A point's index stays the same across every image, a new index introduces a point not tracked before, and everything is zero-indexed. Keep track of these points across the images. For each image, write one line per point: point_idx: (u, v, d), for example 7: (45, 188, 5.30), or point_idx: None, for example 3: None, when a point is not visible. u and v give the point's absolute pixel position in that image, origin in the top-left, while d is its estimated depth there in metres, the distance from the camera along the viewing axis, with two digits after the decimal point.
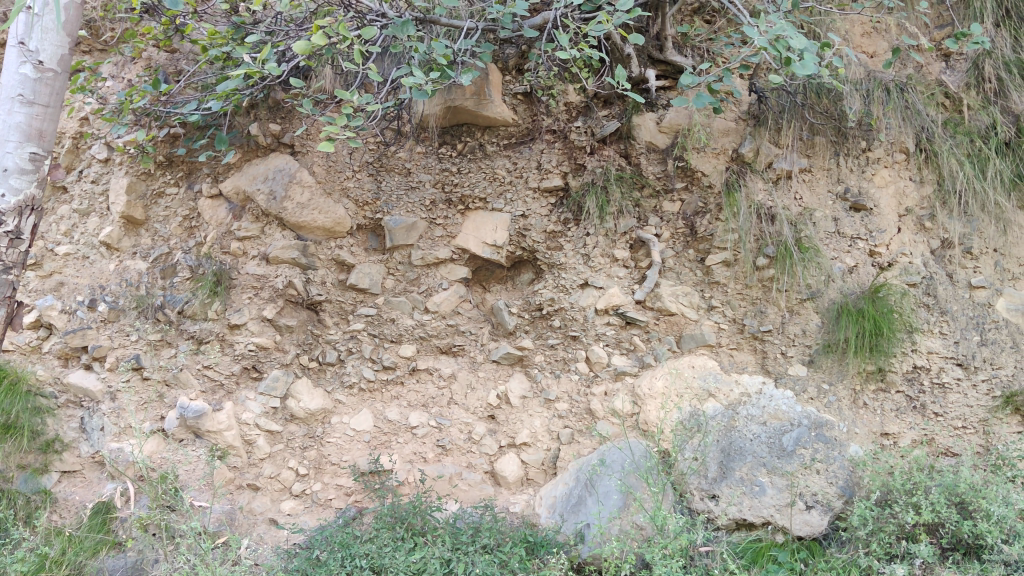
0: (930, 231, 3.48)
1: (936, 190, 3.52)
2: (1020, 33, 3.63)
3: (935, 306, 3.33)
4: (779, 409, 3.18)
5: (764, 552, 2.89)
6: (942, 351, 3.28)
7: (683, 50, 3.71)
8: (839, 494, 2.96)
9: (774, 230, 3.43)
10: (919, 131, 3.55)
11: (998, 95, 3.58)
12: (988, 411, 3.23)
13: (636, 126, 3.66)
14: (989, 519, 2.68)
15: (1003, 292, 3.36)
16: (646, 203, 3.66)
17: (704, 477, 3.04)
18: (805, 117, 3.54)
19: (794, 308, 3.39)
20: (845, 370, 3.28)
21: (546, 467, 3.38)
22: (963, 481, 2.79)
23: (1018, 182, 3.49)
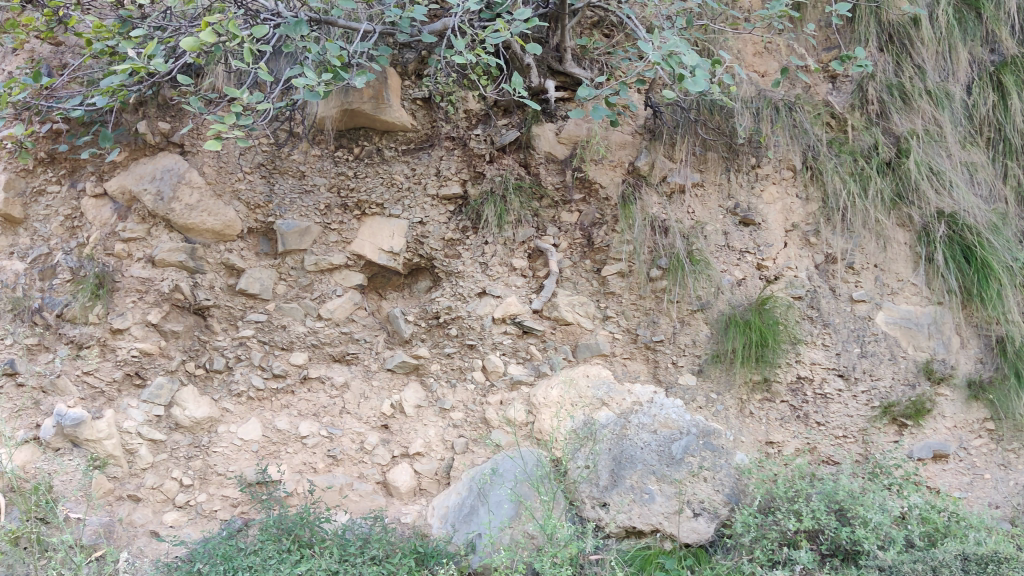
0: (814, 246, 3.58)
1: (820, 207, 3.62)
2: (902, 58, 3.77)
3: (818, 318, 3.43)
4: (669, 418, 3.23)
5: (652, 560, 2.93)
6: (824, 362, 3.37)
7: (582, 62, 3.72)
8: (725, 501, 3.01)
9: (667, 243, 3.49)
10: (805, 149, 3.67)
11: (880, 116, 3.72)
12: (867, 420, 3.32)
13: (535, 136, 3.66)
14: (866, 525, 2.77)
15: (882, 306, 3.47)
16: (544, 212, 3.67)
17: (596, 484, 3.04)
18: (697, 132, 3.62)
19: (685, 319, 3.46)
20: (732, 379, 3.37)
21: (439, 477, 3.33)
22: (842, 489, 2.90)
23: (898, 202, 3.59)
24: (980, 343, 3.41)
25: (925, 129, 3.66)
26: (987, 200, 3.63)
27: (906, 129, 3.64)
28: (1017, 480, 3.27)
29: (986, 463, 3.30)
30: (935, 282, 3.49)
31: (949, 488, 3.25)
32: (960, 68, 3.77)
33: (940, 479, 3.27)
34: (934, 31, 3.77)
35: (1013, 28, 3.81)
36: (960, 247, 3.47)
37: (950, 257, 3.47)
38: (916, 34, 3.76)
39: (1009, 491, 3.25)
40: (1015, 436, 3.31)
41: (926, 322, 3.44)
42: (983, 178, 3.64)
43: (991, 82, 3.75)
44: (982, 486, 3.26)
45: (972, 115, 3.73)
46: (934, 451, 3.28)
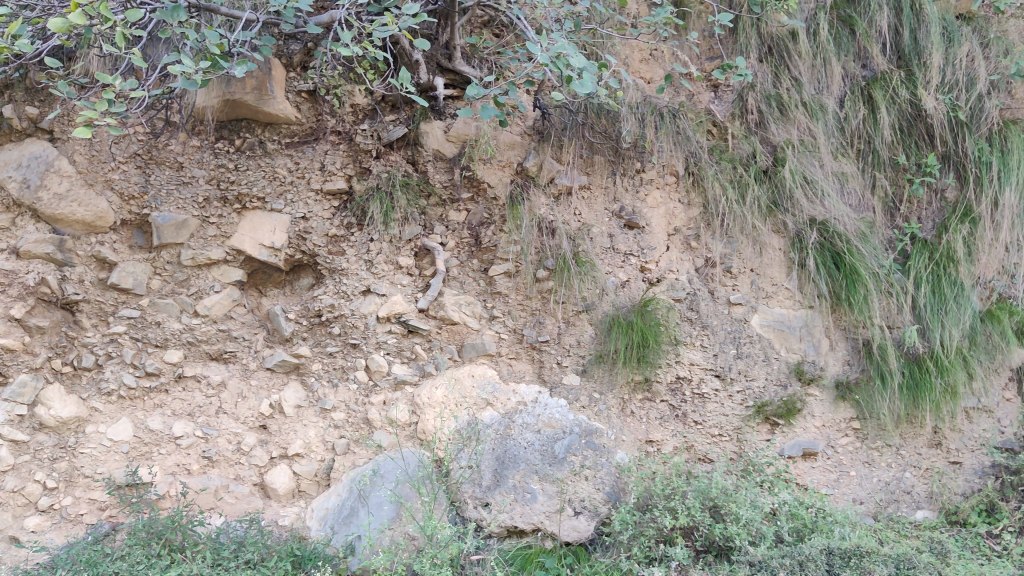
0: (695, 250, 3.67)
1: (701, 213, 3.71)
2: (779, 70, 3.90)
3: (697, 320, 3.51)
4: (553, 418, 3.25)
5: (533, 560, 2.94)
6: (702, 362, 3.45)
7: (471, 61, 3.70)
8: (605, 499, 3.05)
9: (554, 244, 3.51)
10: (687, 156, 3.74)
11: (758, 126, 3.83)
12: (741, 419, 3.42)
13: (423, 133, 3.62)
14: (738, 522, 2.84)
15: (757, 309, 3.58)
16: (431, 211, 3.63)
17: (478, 485, 3.02)
18: (584, 135, 3.65)
19: (570, 319, 3.49)
20: (615, 379, 3.42)
21: (319, 478, 3.27)
22: (716, 486, 2.97)
23: (774, 208, 3.70)
24: (847, 346, 3.57)
25: (800, 139, 3.79)
26: (856, 209, 3.78)
27: (782, 139, 3.76)
28: (880, 477, 3.42)
29: (852, 461, 3.45)
30: (807, 286, 3.62)
31: (817, 485, 3.38)
32: (834, 82, 3.91)
33: (809, 476, 3.40)
34: (810, 45, 3.90)
35: (884, 45, 3.99)
36: (830, 253, 3.62)
37: (821, 262, 3.61)
38: (794, 47, 3.88)
39: (873, 487, 3.40)
40: (878, 434, 3.47)
41: (798, 325, 3.56)
42: (853, 188, 3.79)
43: (862, 96, 3.91)
44: (848, 483, 3.40)
45: (844, 127, 3.88)
46: (803, 448, 3.41)
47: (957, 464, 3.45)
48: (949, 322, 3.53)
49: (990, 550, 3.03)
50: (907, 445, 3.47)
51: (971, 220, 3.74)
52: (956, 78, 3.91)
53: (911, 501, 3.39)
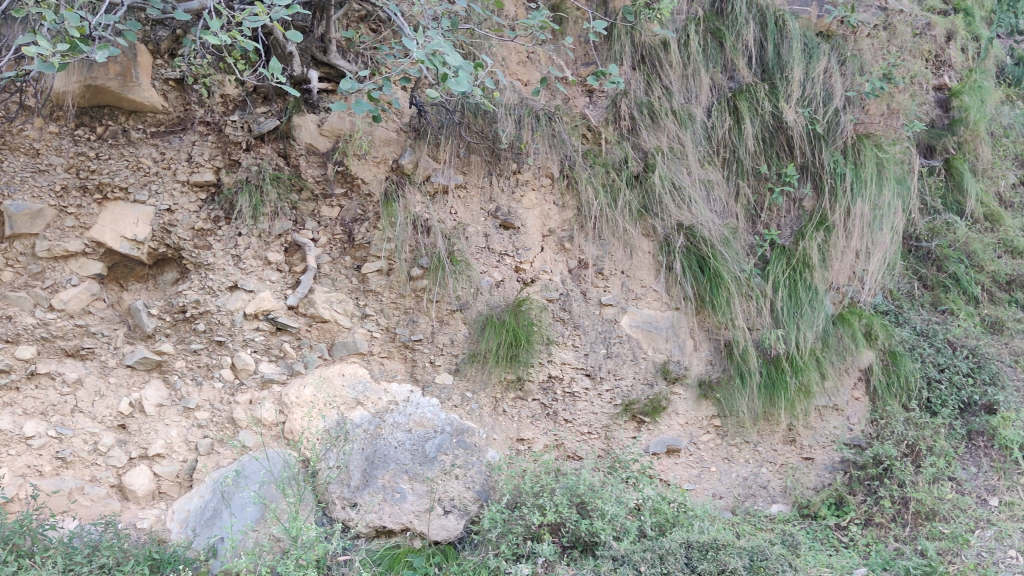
0: (568, 251, 3.72)
1: (575, 215, 3.75)
2: (652, 78, 3.99)
3: (569, 320, 3.58)
4: (424, 417, 3.25)
5: (401, 559, 2.94)
6: (573, 362, 3.52)
7: (346, 55, 3.64)
8: (475, 498, 3.07)
9: (429, 242, 3.50)
10: (563, 158, 3.78)
11: (631, 132, 3.91)
12: (610, 417, 3.50)
13: (295, 126, 3.55)
14: (603, 517, 2.91)
15: (627, 310, 3.67)
16: (303, 206, 3.55)
17: (347, 485, 2.99)
18: (461, 134, 3.63)
19: (444, 318, 3.48)
20: (487, 378, 3.44)
21: (180, 480, 3.15)
22: (583, 483, 3.03)
23: (643, 213, 3.80)
24: (710, 347, 3.70)
25: (670, 146, 3.89)
26: (721, 215, 3.91)
27: (652, 145, 3.86)
28: (738, 472, 3.57)
29: (712, 456, 3.58)
30: (673, 288, 3.73)
31: (680, 480, 3.50)
32: (702, 92, 4.04)
33: (672, 472, 3.51)
34: (681, 55, 4.02)
35: (750, 59, 4.16)
36: (696, 258, 3.73)
37: (687, 266, 3.72)
38: (665, 56, 4.00)
39: (732, 482, 3.54)
40: (737, 431, 3.62)
41: (664, 326, 3.67)
42: (719, 194, 3.92)
43: (728, 106, 4.05)
44: (708, 478, 3.53)
45: (710, 137, 4.01)
46: (667, 445, 3.51)
47: (810, 460, 3.62)
48: (804, 325, 3.71)
49: (838, 541, 3.20)
50: (763, 441, 3.63)
51: (826, 227, 3.93)
52: (814, 93, 4.11)
53: (766, 495, 3.54)
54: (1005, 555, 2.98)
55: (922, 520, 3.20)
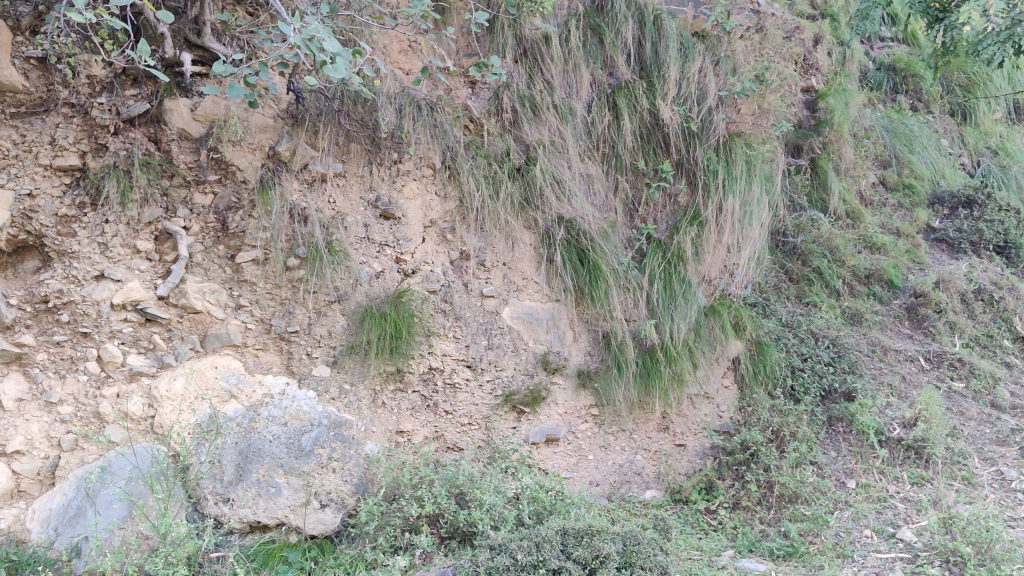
0: (450, 242, 3.69)
1: (457, 206, 3.72)
2: (533, 71, 4.00)
3: (451, 312, 3.57)
4: (300, 410, 3.20)
5: (275, 554, 2.87)
6: (454, 353, 3.53)
7: (221, 38, 3.54)
8: (352, 491, 3.06)
9: (306, 232, 3.41)
10: (444, 150, 3.74)
11: (512, 124, 3.91)
12: (490, 408, 3.53)
13: (167, 110, 3.40)
14: (481, 507, 2.92)
15: (508, 302, 3.69)
16: (175, 192, 3.38)
17: (219, 480, 2.93)
18: (340, 122, 3.54)
19: (321, 309, 3.40)
20: (366, 370, 3.39)
21: (41, 477, 2.95)
22: (462, 474, 3.05)
23: (525, 205, 3.82)
24: (589, 338, 3.77)
25: (551, 139, 3.92)
26: (600, 208, 3.98)
27: (534, 138, 3.88)
28: (614, 460, 3.66)
29: (590, 445, 3.65)
30: (554, 280, 3.78)
31: (559, 469, 3.56)
32: (582, 87, 4.08)
33: (552, 461, 3.57)
34: (562, 50, 4.04)
35: (629, 56, 4.22)
36: (576, 251, 3.79)
37: (567, 258, 3.78)
38: (547, 50, 4.01)
39: (608, 469, 3.63)
40: (614, 420, 3.70)
41: (545, 317, 3.72)
42: (598, 188, 3.99)
43: (607, 102, 4.12)
44: (586, 466, 3.60)
45: (590, 131, 4.07)
46: (546, 435, 3.56)
47: (682, 447, 3.74)
48: (678, 316, 3.82)
49: (707, 524, 3.32)
50: (639, 429, 3.73)
51: (698, 223, 4.06)
52: (689, 92, 4.21)
53: (641, 481, 3.64)
54: (860, 535, 3.10)
55: (786, 503, 3.34)
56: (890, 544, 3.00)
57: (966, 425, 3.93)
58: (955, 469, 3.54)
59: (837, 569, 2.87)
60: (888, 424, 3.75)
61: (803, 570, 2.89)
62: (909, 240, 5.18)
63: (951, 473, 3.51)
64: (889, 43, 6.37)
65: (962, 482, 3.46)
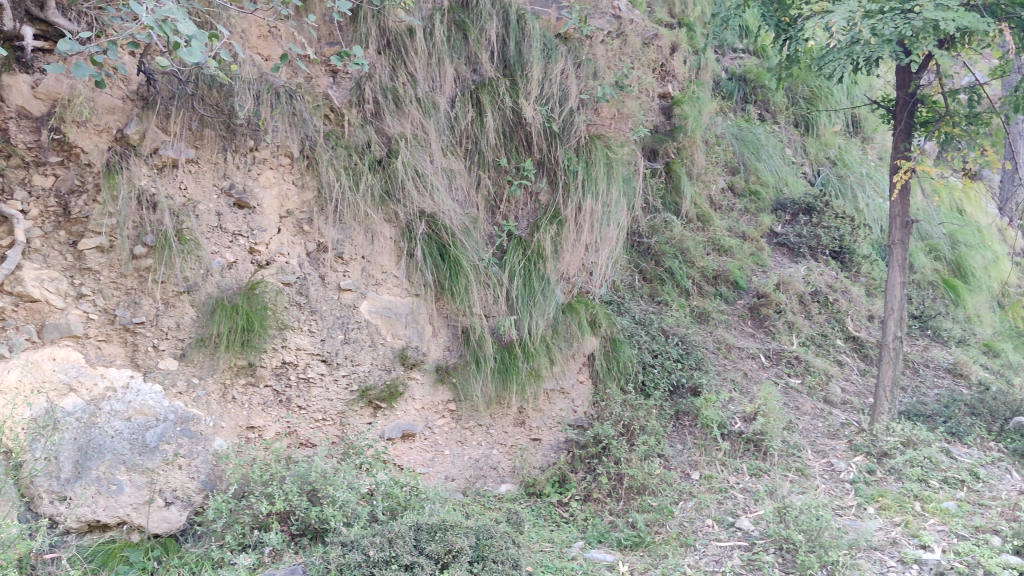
0: (307, 234, 3.58)
1: (315, 197, 3.61)
2: (396, 64, 3.89)
3: (306, 305, 3.49)
4: (145, 405, 3.04)
5: (116, 554, 2.77)
6: (309, 347, 3.45)
7: (67, 13, 3.22)
8: (200, 488, 2.99)
9: (154, 219, 3.24)
10: (303, 138, 3.61)
11: (375, 116, 3.81)
12: (345, 403, 3.49)
13: (4, 87, 3.05)
14: (334, 504, 2.88)
15: (366, 296, 3.64)
16: (11, 172, 3.06)
17: (55, 478, 2.76)
18: (193, 107, 3.35)
19: (169, 300, 3.23)
20: (216, 364, 3.25)
21: None
22: (315, 470, 2.99)
23: (386, 198, 3.73)
24: (448, 333, 3.77)
25: (413, 133, 3.84)
26: (462, 204, 3.96)
27: (396, 132, 3.80)
28: (471, 455, 3.68)
29: (446, 440, 3.66)
30: (414, 275, 3.74)
31: (414, 464, 3.55)
32: (445, 82, 4.04)
33: (407, 456, 3.55)
34: (426, 44, 3.96)
35: (492, 53, 4.21)
36: (436, 246, 3.77)
37: (428, 253, 3.75)
38: (410, 43, 3.91)
39: (464, 464, 3.65)
40: (471, 415, 3.73)
41: (403, 312, 3.69)
42: (460, 184, 3.96)
43: (471, 99, 4.08)
44: (442, 461, 3.62)
45: (454, 127, 4.03)
46: (402, 430, 3.55)
47: (538, 441, 3.80)
48: (536, 312, 3.88)
49: (559, 516, 3.38)
50: (495, 424, 3.77)
51: (558, 221, 4.10)
52: (551, 92, 4.23)
53: (496, 475, 3.68)
54: (703, 524, 3.24)
55: (633, 494, 3.44)
56: (730, 533, 3.15)
57: (801, 419, 4.17)
58: (790, 460, 3.75)
59: (680, 558, 2.99)
60: (730, 418, 3.94)
61: (648, 559, 2.99)
62: (754, 243, 5.44)
63: (786, 464, 3.71)
64: (741, 55, 6.67)
65: (796, 473, 3.66)
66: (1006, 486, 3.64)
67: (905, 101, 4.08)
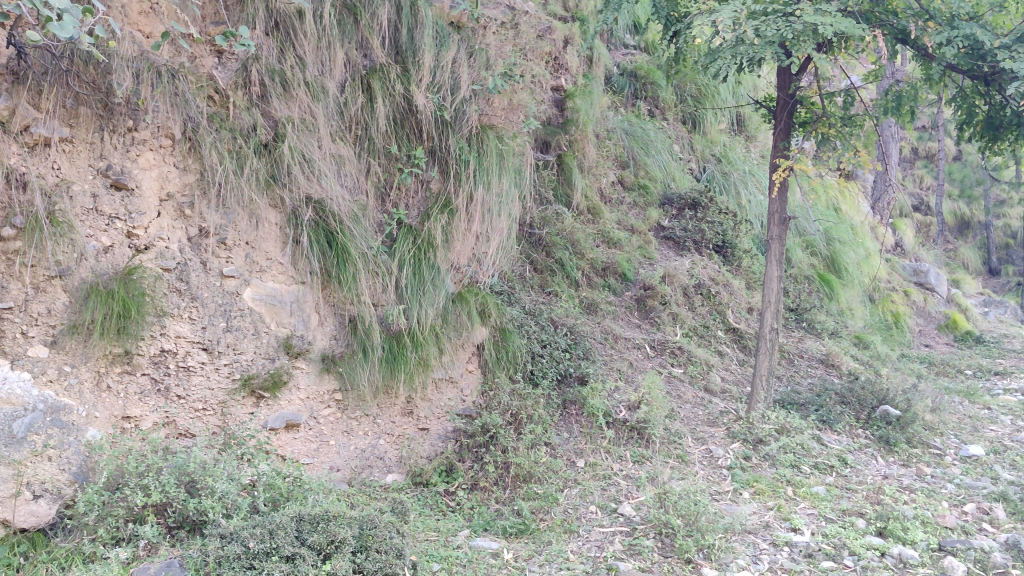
0: (188, 218, 3.41)
1: (197, 179, 3.44)
2: (285, 47, 3.68)
3: (186, 292, 3.35)
4: (13, 394, 2.87)
5: None
6: (189, 335, 3.32)
7: None
8: (71, 480, 2.84)
9: (24, 200, 3.03)
10: (185, 120, 3.42)
11: (261, 98, 3.63)
12: (226, 393, 3.37)
13: None
14: (212, 495, 2.82)
15: (250, 283, 3.51)
16: None
17: None
18: (68, 83, 3.15)
19: (40, 285, 3.05)
20: (90, 352, 3.10)
21: None
22: (194, 461, 2.90)
23: (271, 182, 3.60)
24: (335, 321, 3.71)
25: (301, 117, 3.68)
26: (350, 190, 3.85)
27: (284, 115, 3.63)
28: (356, 445, 3.64)
29: (331, 430, 3.60)
30: (300, 262, 3.64)
31: (298, 455, 3.47)
32: (336, 67, 3.85)
33: (290, 447, 3.46)
34: (316, 27, 3.75)
35: (383, 39, 4.04)
36: (324, 233, 3.68)
37: (315, 240, 3.66)
38: (299, 26, 3.70)
39: (349, 455, 3.60)
40: (357, 405, 3.68)
41: (288, 300, 3.59)
42: (349, 170, 3.83)
43: (361, 84, 3.95)
44: (326, 452, 3.55)
45: (343, 112, 3.88)
46: (286, 420, 3.46)
47: (425, 431, 3.80)
48: (425, 301, 3.87)
49: (445, 505, 3.38)
50: (382, 414, 3.74)
51: (449, 210, 4.08)
52: (442, 80, 4.14)
53: (383, 466, 3.64)
54: (586, 511, 3.30)
55: (520, 482, 3.47)
56: (612, 518, 3.22)
57: (682, 407, 4.28)
58: (671, 447, 3.86)
59: (563, 544, 3.03)
60: (615, 406, 4.03)
61: (533, 545, 3.02)
62: (642, 237, 5.56)
63: (667, 451, 3.82)
64: (631, 51, 6.80)
65: (676, 459, 3.77)
66: (871, 471, 3.84)
67: (785, 101, 4.22)
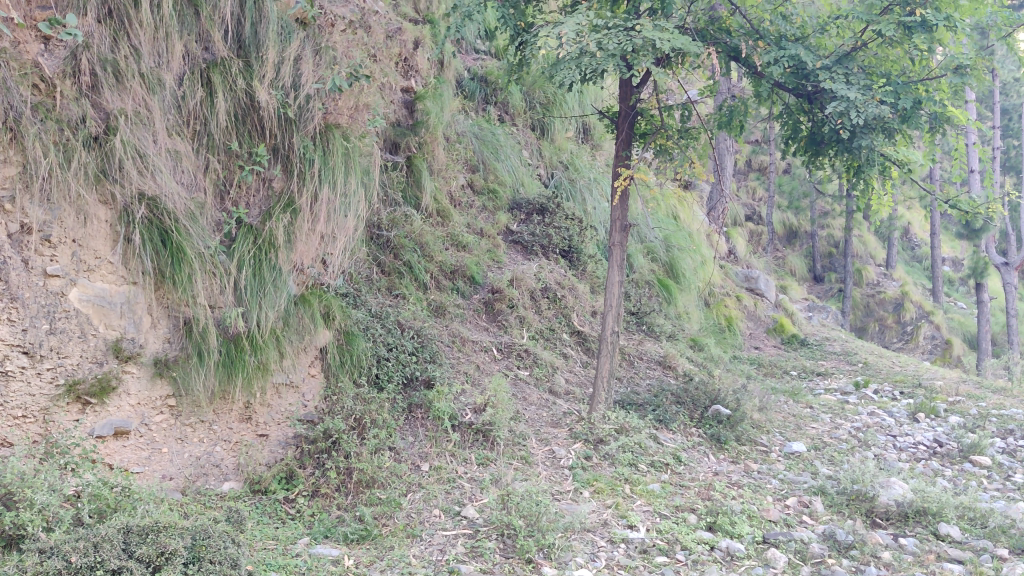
0: (9, 213, 3.14)
1: (19, 172, 3.17)
2: (118, 36, 3.47)
3: (5, 292, 3.10)
4: None
5: None
6: (7, 338, 3.09)
7: None
8: None
9: None
10: (6, 109, 3.15)
11: (91, 89, 3.40)
12: (49, 399, 3.17)
13: None
14: (32, 508, 2.65)
15: (77, 283, 3.30)
16: None
17: None
18: None
19: None
20: None
21: None
22: (10, 471, 2.72)
23: (101, 177, 3.38)
24: (169, 324, 3.54)
25: (134, 109, 3.48)
26: (188, 188, 3.66)
27: (116, 107, 3.43)
28: (191, 452, 3.50)
29: (164, 437, 3.45)
30: (131, 262, 3.44)
31: (127, 464, 3.31)
32: (173, 59, 3.66)
33: (119, 455, 3.30)
34: (153, 16, 3.56)
35: (224, 32, 3.88)
36: (158, 231, 3.51)
37: (147, 239, 3.47)
38: (135, 14, 3.50)
39: (183, 462, 3.46)
40: (192, 411, 3.54)
41: (119, 301, 3.40)
42: (186, 166, 3.65)
43: (200, 78, 3.78)
44: (159, 460, 3.40)
45: (181, 106, 3.70)
46: (115, 428, 3.30)
47: (264, 437, 3.71)
48: (265, 304, 3.78)
49: (284, 513, 3.30)
50: (218, 420, 3.62)
51: (292, 210, 3.99)
52: (286, 77, 4.02)
53: (218, 474, 3.52)
54: (429, 515, 3.30)
55: (362, 488, 3.44)
56: (455, 522, 3.23)
57: (527, 409, 4.35)
58: (515, 449, 3.94)
59: (406, 548, 3.02)
60: (460, 410, 4.05)
61: (374, 551, 2.99)
62: (491, 241, 5.62)
63: (511, 453, 3.89)
64: (482, 56, 6.87)
65: (519, 461, 3.84)
66: (703, 467, 4.02)
67: (626, 113, 4.33)
